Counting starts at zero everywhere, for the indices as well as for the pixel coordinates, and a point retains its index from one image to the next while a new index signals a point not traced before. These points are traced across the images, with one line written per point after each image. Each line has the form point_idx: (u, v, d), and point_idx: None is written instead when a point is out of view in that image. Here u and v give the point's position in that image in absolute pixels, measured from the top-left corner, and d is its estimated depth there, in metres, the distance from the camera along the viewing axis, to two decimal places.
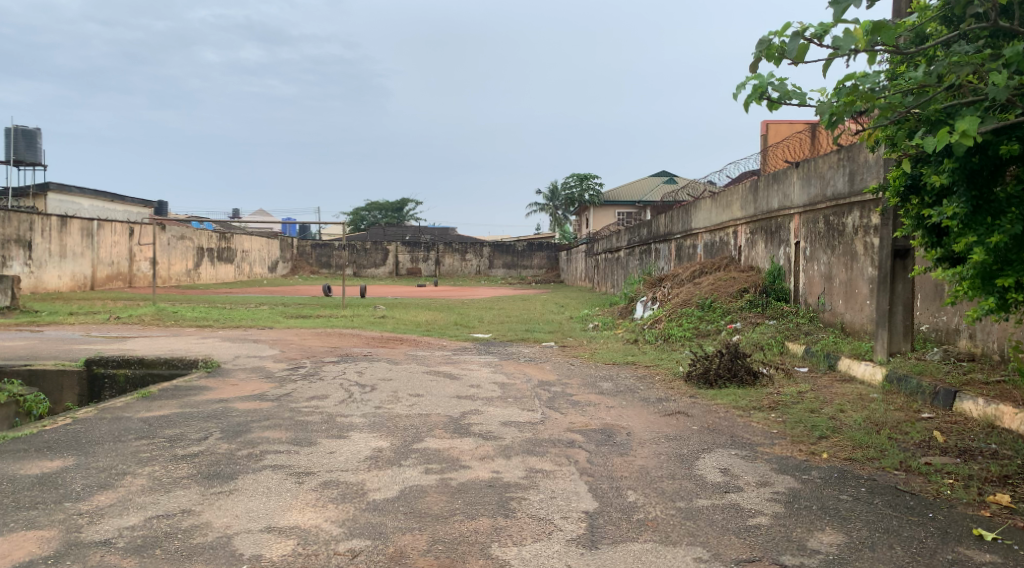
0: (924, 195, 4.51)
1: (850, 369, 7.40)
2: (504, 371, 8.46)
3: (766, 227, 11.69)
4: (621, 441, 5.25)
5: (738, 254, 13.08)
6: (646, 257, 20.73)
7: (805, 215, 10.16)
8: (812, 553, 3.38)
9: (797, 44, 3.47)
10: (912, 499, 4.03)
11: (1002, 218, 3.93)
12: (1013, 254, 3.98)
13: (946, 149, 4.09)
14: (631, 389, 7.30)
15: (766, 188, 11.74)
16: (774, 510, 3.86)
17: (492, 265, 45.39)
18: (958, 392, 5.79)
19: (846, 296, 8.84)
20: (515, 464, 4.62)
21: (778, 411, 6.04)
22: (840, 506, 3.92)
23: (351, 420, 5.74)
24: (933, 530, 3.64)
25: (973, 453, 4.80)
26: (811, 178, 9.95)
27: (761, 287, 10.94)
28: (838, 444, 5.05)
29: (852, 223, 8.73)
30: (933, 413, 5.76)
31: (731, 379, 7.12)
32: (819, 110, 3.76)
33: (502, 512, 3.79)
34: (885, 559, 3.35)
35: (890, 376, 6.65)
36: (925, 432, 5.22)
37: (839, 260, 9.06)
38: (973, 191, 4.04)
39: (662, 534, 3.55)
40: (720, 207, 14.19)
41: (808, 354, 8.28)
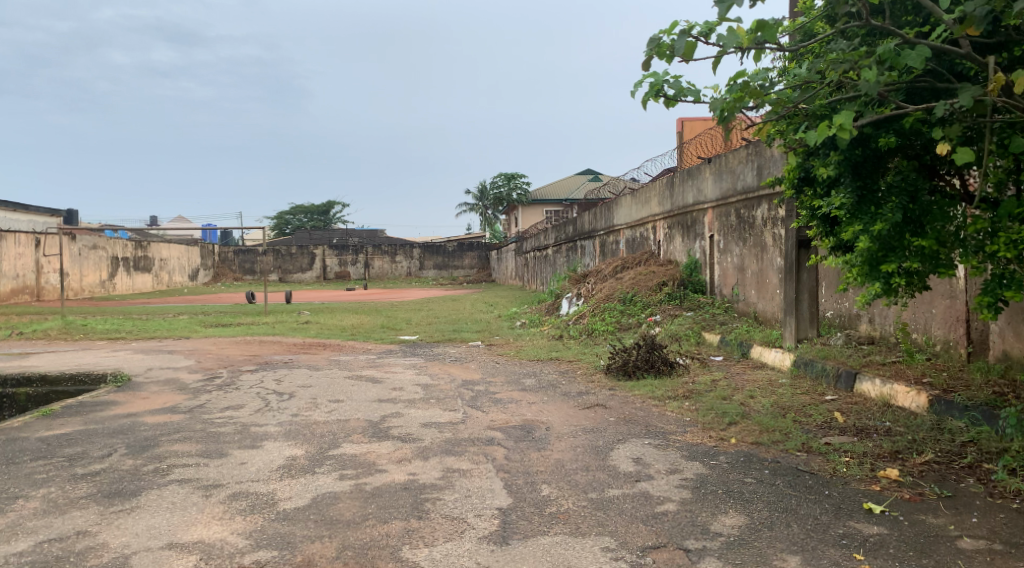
0: (816, 187, 4.81)
1: (762, 356, 7.66)
2: (429, 372, 8.39)
3: (683, 222, 11.99)
4: (539, 436, 5.29)
5: (658, 248, 13.37)
6: (573, 254, 20.98)
7: (719, 209, 10.46)
8: (714, 536, 3.49)
9: (685, 41, 3.57)
10: (811, 478, 4.22)
11: (885, 207, 4.25)
12: (895, 241, 4.28)
13: (832, 143, 4.39)
14: (554, 385, 7.37)
15: (681, 184, 12.08)
16: (682, 496, 3.96)
17: (422, 267, 44.78)
18: (858, 373, 6.10)
19: (758, 286, 9.16)
20: (432, 465, 4.59)
21: (692, 399, 6.22)
22: (744, 489, 4.07)
23: (266, 429, 5.60)
24: (828, 507, 3.82)
25: (869, 431, 5.05)
26: (722, 173, 10.28)
27: (680, 280, 11.15)
28: (745, 429, 5.22)
29: (762, 216, 9.06)
30: (836, 395, 6.04)
31: (649, 369, 7.29)
32: (712, 106, 3.88)
33: (416, 514, 3.77)
34: (782, 537, 3.48)
35: (797, 361, 6.94)
36: (826, 414, 5.47)
37: (750, 252, 9.39)
38: (857, 182, 4.41)
39: (573, 526, 3.60)
40: (640, 202, 14.47)
41: (723, 343, 8.53)
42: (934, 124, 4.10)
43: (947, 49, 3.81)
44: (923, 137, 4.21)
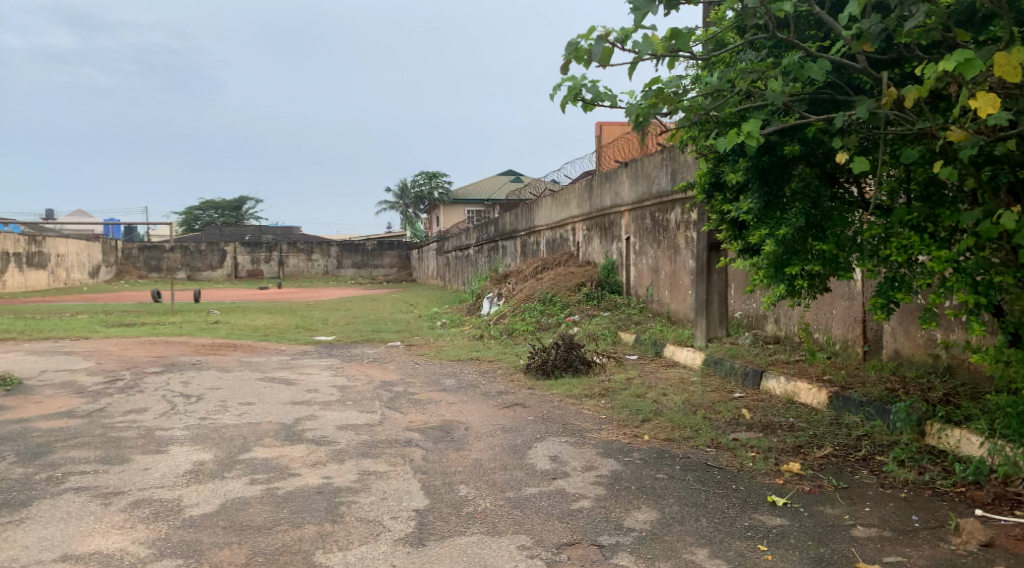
0: (726, 192, 5.08)
1: (675, 355, 7.89)
2: (345, 373, 8.23)
3: (601, 223, 12.23)
4: (457, 436, 5.28)
5: (577, 249, 13.59)
6: (494, 254, 21.05)
7: (635, 212, 10.71)
8: (627, 531, 3.56)
9: (602, 47, 3.65)
10: (719, 473, 4.38)
11: (790, 212, 4.52)
12: (799, 245, 4.58)
13: (741, 149, 4.61)
14: (473, 385, 7.37)
15: (599, 187, 12.31)
16: (597, 493, 4.04)
17: (340, 266, 43.96)
18: (764, 371, 6.38)
19: (671, 287, 9.44)
20: (347, 468, 4.51)
21: (608, 397, 6.35)
22: (657, 484, 4.18)
23: (171, 434, 5.36)
24: (735, 500, 3.97)
25: (774, 426, 5.29)
26: (638, 177, 10.54)
27: (597, 281, 11.35)
28: (658, 426, 5.37)
29: (675, 219, 9.34)
30: (744, 392, 6.30)
31: (567, 369, 7.39)
32: (627, 111, 3.97)
33: (330, 518, 3.69)
34: (692, 531, 3.60)
35: (708, 360, 7.19)
36: (734, 410, 5.70)
37: (664, 254, 9.66)
38: (764, 188, 4.65)
39: (490, 525, 3.60)
40: (560, 204, 14.67)
41: (638, 343, 8.74)
42: (833, 134, 4.36)
43: (845, 63, 4.05)
44: (823, 146, 4.46)
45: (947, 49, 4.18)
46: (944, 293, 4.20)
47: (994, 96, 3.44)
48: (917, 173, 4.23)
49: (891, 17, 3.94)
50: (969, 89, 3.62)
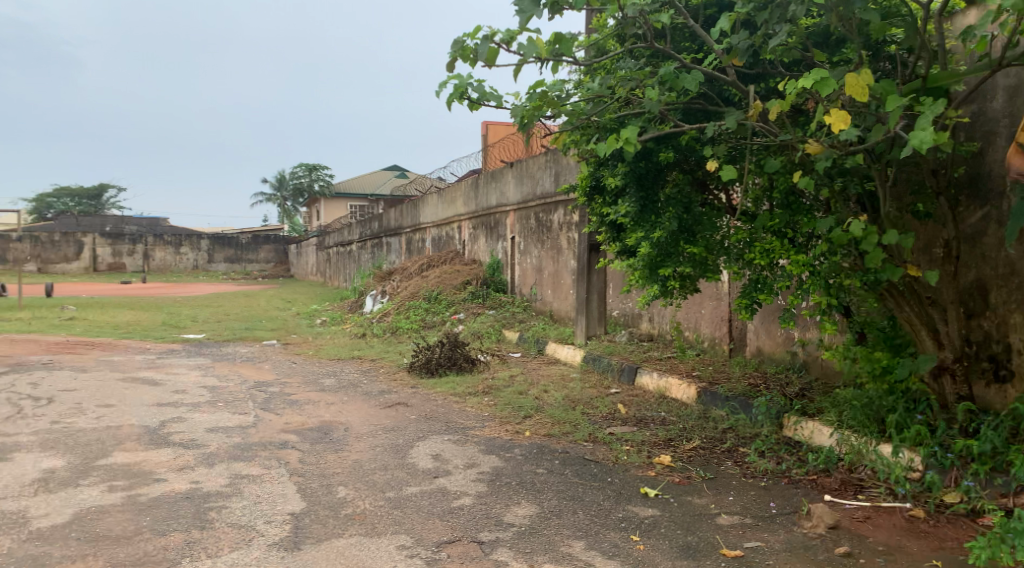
0: (605, 195, 5.28)
1: (556, 353, 8.07)
2: (217, 373, 7.84)
3: (486, 222, 12.32)
4: (336, 437, 5.15)
5: (462, 247, 13.62)
6: (377, 251, 20.72)
7: (519, 212, 10.86)
8: (507, 527, 3.61)
9: (488, 47, 3.69)
10: (596, 467, 4.52)
11: (663, 216, 4.80)
12: (671, 248, 4.88)
13: (619, 155, 4.81)
14: (354, 384, 7.22)
15: (484, 185, 12.39)
16: (478, 490, 4.06)
17: (212, 259, 41.82)
18: (639, 367, 6.65)
19: (554, 286, 9.65)
20: (218, 471, 4.30)
21: (491, 394, 6.40)
22: (536, 480, 4.26)
23: (17, 440, 4.91)
24: (610, 493, 4.12)
25: (647, 420, 5.52)
26: (523, 177, 10.69)
27: (481, 279, 11.41)
28: (539, 422, 5.48)
29: (558, 220, 9.55)
30: (620, 388, 6.53)
31: (450, 367, 7.38)
32: (512, 112, 4.05)
33: (198, 524, 3.51)
34: (569, 524, 3.70)
35: (587, 357, 7.40)
36: (611, 405, 5.90)
37: (547, 253, 9.86)
38: (640, 193, 4.89)
39: (368, 526, 3.55)
40: (445, 201, 14.65)
41: (521, 341, 8.87)
42: (704, 142, 4.62)
43: (716, 75, 4.30)
44: (695, 155, 4.74)
45: (805, 68, 4.52)
46: (800, 295, 4.54)
47: (844, 113, 3.76)
48: (778, 183, 4.55)
49: (757, 34, 4.22)
50: (824, 106, 3.93)
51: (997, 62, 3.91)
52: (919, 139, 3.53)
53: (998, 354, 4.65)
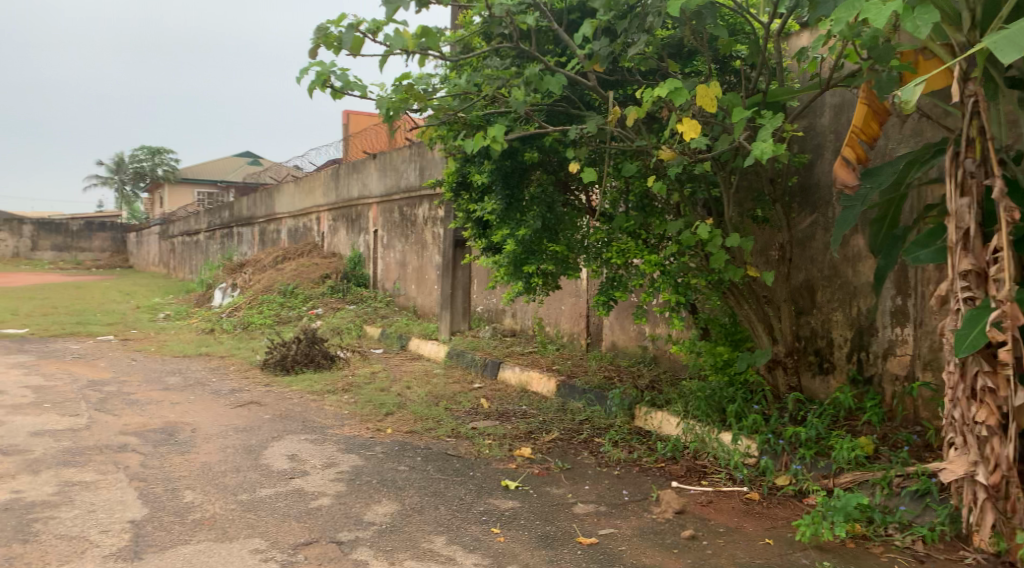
0: (472, 192, 5.34)
1: (418, 348, 8.02)
2: (42, 372, 7.12)
3: (347, 215, 12.02)
4: (183, 439, 4.84)
5: (321, 240, 13.21)
6: (228, 242, 19.65)
7: (382, 205, 10.70)
8: (367, 526, 3.55)
9: (353, 36, 3.64)
10: (458, 462, 4.54)
11: (528, 215, 4.92)
12: (536, 246, 5.01)
13: (486, 152, 4.89)
14: (202, 382, 6.81)
15: (345, 177, 12.07)
16: (337, 489, 3.96)
17: (36, 247, 37.90)
18: (502, 362, 6.76)
19: (417, 281, 9.59)
20: (44, 479, 3.90)
21: (351, 391, 6.25)
22: (397, 477, 4.21)
23: None
24: (471, 487, 4.15)
25: (509, 414, 5.62)
26: (386, 170, 10.53)
27: (342, 273, 11.13)
28: (401, 419, 5.42)
29: (422, 214, 9.49)
30: (483, 382, 6.61)
31: (308, 364, 7.14)
32: (377, 104, 4.05)
33: (20, 538, 3.17)
34: (431, 520, 3.69)
35: (450, 353, 7.41)
36: (473, 400, 5.95)
37: (410, 248, 9.77)
38: (506, 190, 4.99)
39: (219, 531, 3.36)
40: (303, 192, 14.15)
41: (382, 336, 8.73)
42: (566, 144, 4.77)
43: (578, 80, 4.46)
44: (558, 155, 4.90)
45: (660, 77, 4.78)
46: (652, 292, 4.76)
47: (695, 123, 4.02)
48: (635, 186, 4.78)
49: (617, 42, 4.41)
50: (677, 115, 4.18)
51: (826, 82, 4.33)
52: (760, 150, 3.84)
53: (822, 347, 5.14)
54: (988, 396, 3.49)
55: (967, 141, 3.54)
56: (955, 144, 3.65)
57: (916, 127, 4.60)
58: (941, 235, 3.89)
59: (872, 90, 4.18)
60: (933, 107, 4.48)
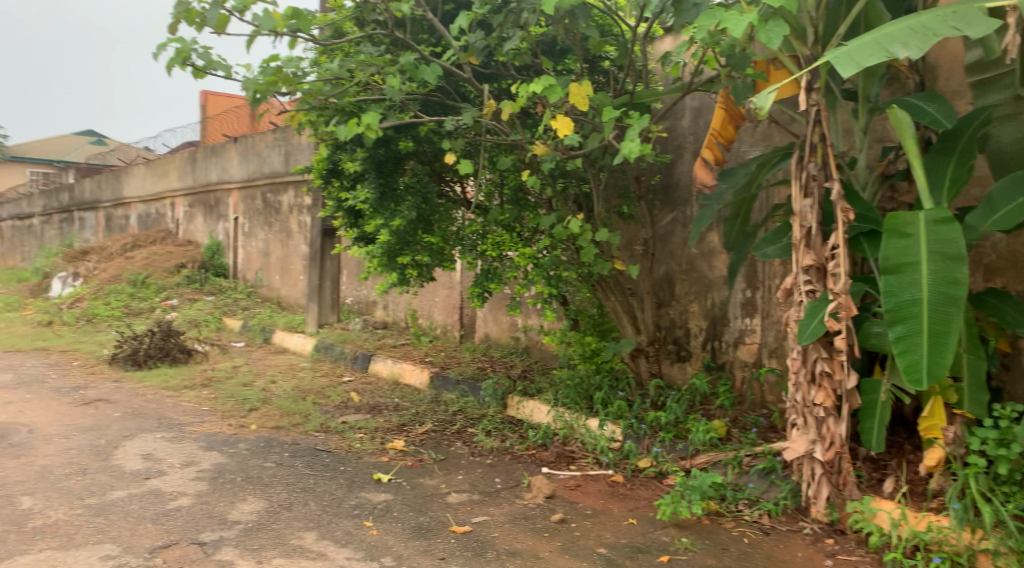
0: (343, 179, 5.22)
1: (284, 341, 7.73)
2: None
3: (205, 201, 11.37)
4: (17, 441, 4.40)
5: (175, 227, 12.40)
6: (68, 227, 18.02)
7: (243, 191, 10.20)
8: (232, 525, 3.39)
9: (218, 14, 3.58)
10: (328, 456, 4.44)
11: (403, 204, 4.93)
12: (410, 237, 5.02)
13: (359, 140, 4.84)
14: (38, 379, 6.21)
15: (203, 161, 11.39)
16: (198, 489, 3.75)
17: None
18: (372, 355, 6.66)
19: (282, 271, 9.24)
20: None
21: (211, 387, 5.93)
22: (264, 474, 4.05)
23: None
24: (342, 481, 4.07)
25: (380, 407, 5.55)
26: (248, 154, 10.05)
27: (199, 263, 10.51)
28: (267, 414, 5.20)
29: (288, 202, 9.14)
30: (353, 375, 6.48)
31: (162, 358, 6.69)
32: (245, 86, 4.02)
33: None
34: (300, 516, 3.58)
35: (318, 346, 7.20)
36: (343, 394, 5.82)
37: (275, 237, 9.39)
38: (379, 179, 4.95)
39: (63, 539, 3.09)
40: (155, 174, 13.21)
41: (244, 329, 8.34)
42: (442, 135, 4.83)
43: (453, 71, 4.47)
44: (432, 145, 4.95)
45: (533, 72, 4.88)
46: (526, 285, 4.80)
47: (568, 120, 4.16)
48: (508, 179, 4.87)
49: (492, 35, 4.46)
50: (551, 110, 4.29)
51: (688, 86, 4.59)
52: (629, 149, 4.02)
53: (680, 337, 5.46)
54: (825, 380, 3.86)
55: (811, 147, 3.89)
56: (800, 150, 3.99)
57: (766, 132, 4.99)
58: (787, 232, 4.25)
59: (729, 95, 4.48)
60: (781, 113, 4.87)
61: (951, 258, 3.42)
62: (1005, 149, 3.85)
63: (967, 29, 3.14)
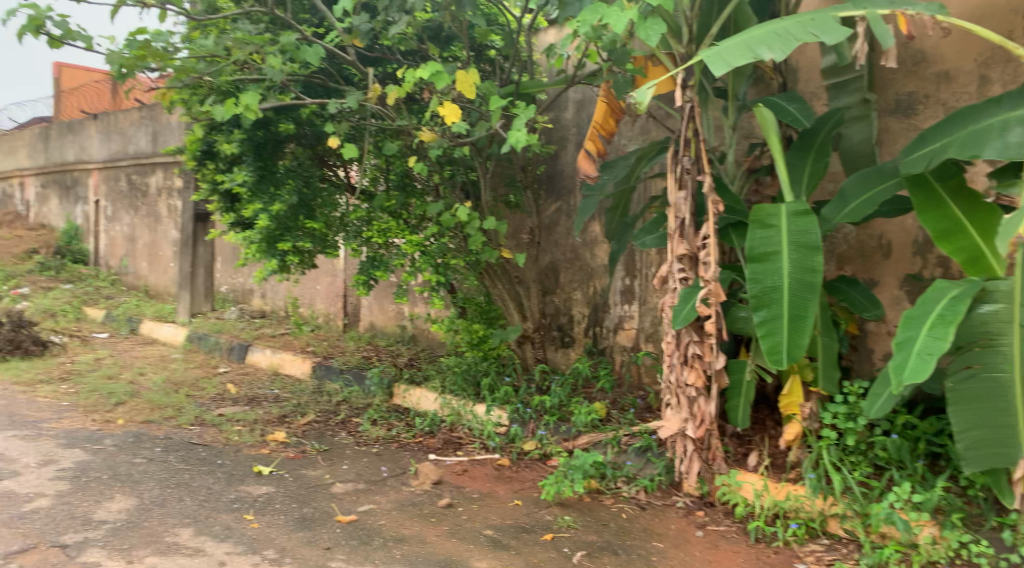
0: (218, 162, 5.01)
1: (153, 332, 7.31)
2: None
3: (60, 181, 10.51)
4: None
5: (24, 210, 11.39)
6: None
7: (105, 172, 9.51)
8: (98, 525, 3.20)
9: None
10: (203, 450, 4.26)
11: (283, 188, 4.84)
12: (291, 222, 4.89)
13: (236, 121, 4.67)
14: None
15: (57, 137, 10.51)
16: (58, 489, 3.50)
17: None
18: (250, 345, 6.43)
19: (149, 258, 8.72)
20: None
21: (71, 381, 5.52)
22: (133, 470, 3.83)
23: None
24: (220, 475, 3.91)
25: (260, 399, 5.37)
26: (109, 132, 9.37)
27: (54, 248, 9.71)
28: (135, 408, 4.91)
29: (156, 184, 8.61)
30: (229, 366, 6.23)
31: (13, 351, 6.15)
32: (110, 60, 3.81)
33: None
34: (175, 512, 3.43)
35: (191, 336, 6.86)
36: (219, 386, 5.59)
37: (142, 221, 8.83)
38: (258, 162, 4.83)
39: None
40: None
41: (107, 319, 7.80)
42: (325, 118, 4.74)
43: (337, 53, 4.38)
44: (314, 128, 4.87)
45: (419, 58, 4.85)
46: (413, 273, 4.75)
47: (455, 107, 4.17)
48: (394, 165, 4.83)
49: (376, 19, 4.39)
50: (437, 97, 4.29)
51: (571, 78, 4.72)
52: (515, 139, 4.08)
53: (564, 323, 5.61)
54: (697, 361, 4.08)
55: (685, 142, 4.08)
56: (675, 144, 4.19)
57: (645, 126, 5.22)
58: (664, 222, 4.45)
59: (610, 89, 4.62)
60: (659, 108, 5.11)
61: (808, 248, 3.70)
62: (855, 147, 4.21)
63: (824, 36, 3.40)
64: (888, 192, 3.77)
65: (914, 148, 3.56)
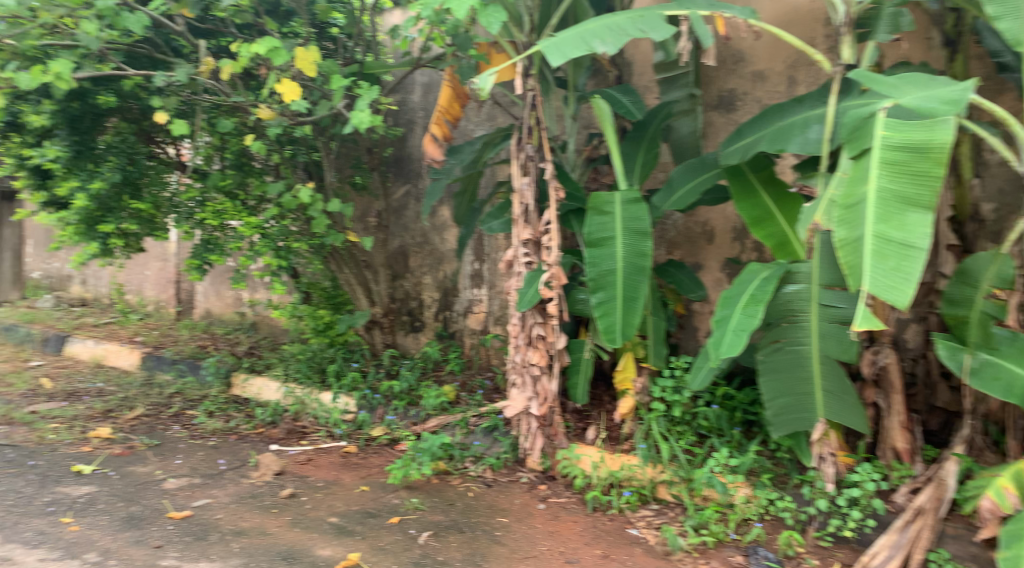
0: (24, 134, 4.45)
1: None
2: None
3: None
4: None
5: None
6: None
7: None
8: None
9: None
10: (12, 451, 3.92)
11: (103, 165, 4.49)
12: (113, 202, 4.54)
13: (44, 90, 4.24)
14: None
15: None
16: None
17: None
18: (67, 336, 5.91)
19: None
20: None
21: None
22: None
23: None
24: (32, 478, 3.63)
25: (80, 394, 4.96)
26: None
27: None
28: None
29: None
30: (43, 359, 5.70)
31: None
32: None
33: None
34: None
35: None
36: (31, 381, 5.11)
37: None
38: (73, 136, 4.43)
39: None
40: None
41: None
42: (150, 92, 4.45)
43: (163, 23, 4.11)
44: (139, 102, 4.54)
45: (255, 33, 4.63)
46: (252, 257, 4.54)
47: (294, 85, 4.04)
48: (230, 144, 4.60)
49: None
50: (275, 74, 4.13)
51: (416, 61, 4.70)
52: (358, 119, 4.02)
53: (414, 308, 5.60)
54: (540, 342, 4.26)
55: (528, 129, 4.20)
56: (518, 131, 4.29)
57: (490, 113, 5.31)
58: (509, 207, 4.57)
59: (456, 74, 4.61)
60: (504, 96, 5.20)
61: (639, 234, 3.93)
62: (682, 139, 4.51)
63: (652, 33, 3.60)
64: (710, 181, 4.08)
65: (731, 141, 3.87)
